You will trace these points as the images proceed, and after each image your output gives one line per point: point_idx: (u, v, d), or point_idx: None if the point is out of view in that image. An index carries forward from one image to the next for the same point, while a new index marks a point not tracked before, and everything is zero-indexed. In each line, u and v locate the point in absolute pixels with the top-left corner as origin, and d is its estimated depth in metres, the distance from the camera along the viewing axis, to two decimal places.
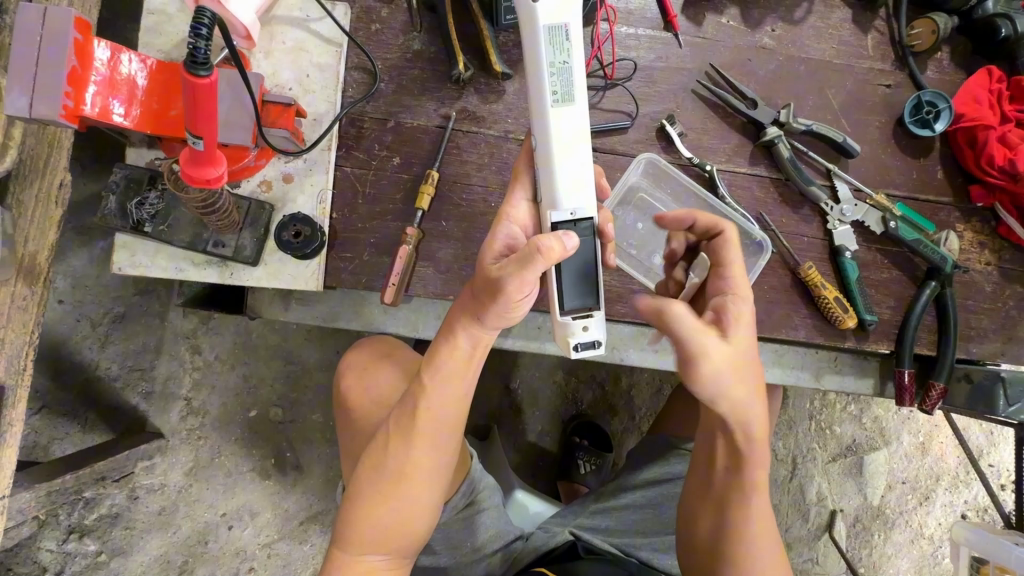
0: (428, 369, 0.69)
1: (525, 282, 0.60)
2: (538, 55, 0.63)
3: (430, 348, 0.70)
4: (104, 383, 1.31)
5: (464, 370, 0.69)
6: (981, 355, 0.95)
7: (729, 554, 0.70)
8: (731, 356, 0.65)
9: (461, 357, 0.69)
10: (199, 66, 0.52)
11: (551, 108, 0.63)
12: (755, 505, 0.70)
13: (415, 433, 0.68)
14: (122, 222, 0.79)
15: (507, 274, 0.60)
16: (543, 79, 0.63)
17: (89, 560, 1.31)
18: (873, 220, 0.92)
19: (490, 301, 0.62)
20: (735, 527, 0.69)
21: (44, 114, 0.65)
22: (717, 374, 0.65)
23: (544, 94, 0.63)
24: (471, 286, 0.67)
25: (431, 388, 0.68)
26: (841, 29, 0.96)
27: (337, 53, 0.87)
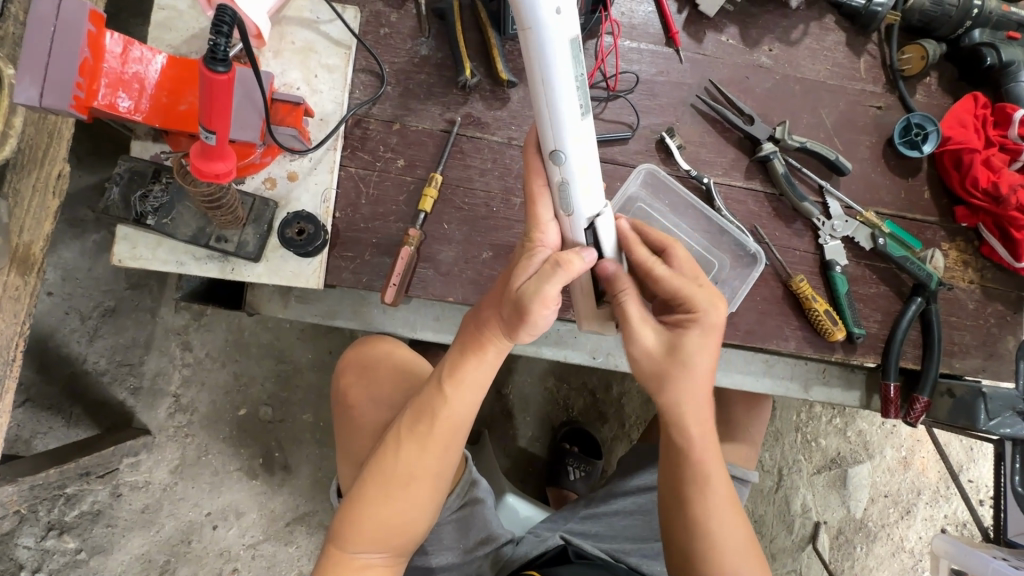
0: (452, 377, 0.69)
1: (549, 300, 0.63)
2: (553, 74, 0.54)
3: (457, 356, 0.70)
4: (91, 378, 1.29)
5: (486, 379, 0.71)
6: (964, 370, 0.98)
7: (698, 545, 0.70)
8: (659, 356, 0.70)
9: (485, 366, 0.70)
10: (218, 62, 0.53)
11: (576, 129, 0.58)
12: (720, 490, 0.70)
13: (428, 438, 0.69)
14: (124, 214, 0.79)
15: (534, 294, 0.63)
16: (567, 102, 0.56)
17: (68, 558, 1.29)
18: (862, 236, 0.95)
19: (523, 324, 0.65)
20: (699, 514, 0.70)
21: (55, 105, 0.65)
22: (641, 360, 0.71)
23: (565, 115, 0.57)
24: (494, 302, 0.69)
25: (453, 396, 0.69)
26: (835, 51, 0.99)
27: (346, 55, 0.88)
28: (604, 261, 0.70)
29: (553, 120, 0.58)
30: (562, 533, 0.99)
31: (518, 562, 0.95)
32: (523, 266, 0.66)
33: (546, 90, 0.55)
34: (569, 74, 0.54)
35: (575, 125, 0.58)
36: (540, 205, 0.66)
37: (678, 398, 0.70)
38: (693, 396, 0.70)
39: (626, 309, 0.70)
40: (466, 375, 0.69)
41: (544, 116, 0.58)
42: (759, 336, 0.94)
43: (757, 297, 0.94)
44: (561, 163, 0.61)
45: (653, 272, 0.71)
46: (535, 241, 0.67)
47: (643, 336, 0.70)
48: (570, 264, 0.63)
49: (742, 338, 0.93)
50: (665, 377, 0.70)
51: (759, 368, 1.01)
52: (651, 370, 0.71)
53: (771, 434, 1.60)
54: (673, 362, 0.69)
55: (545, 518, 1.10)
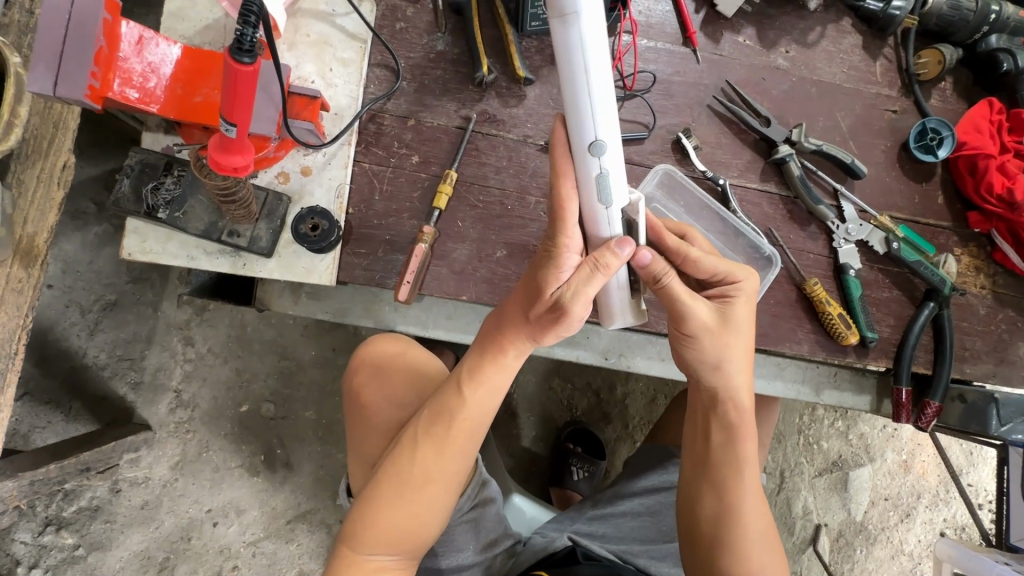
0: (471, 381, 0.69)
1: (589, 301, 0.64)
2: (591, 60, 0.54)
3: (475, 359, 0.70)
4: (91, 372, 1.28)
5: (503, 383, 0.71)
6: (974, 375, 0.98)
7: (730, 532, 0.72)
8: (716, 327, 0.71)
9: (506, 366, 0.70)
10: (244, 53, 0.52)
11: (612, 118, 0.57)
12: (753, 479, 0.75)
13: (446, 441, 0.68)
14: (135, 206, 0.78)
15: (578, 296, 0.63)
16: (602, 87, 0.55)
17: (65, 554, 1.27)
18: (876, 240, 0.95)
19: (561, 323, 0.65)
20: (735, 500, 0.73)
21: (68, 95, 0.64)
22: (699, 336, 0.71)
23: (604, 100, 0.56)
24: (517, 306, 0.69)
25: (472, 399, 0.69)
26: (851, 54, 0.99)
27: (361, 49, 0.87)
28: (641, 250, 0.66)
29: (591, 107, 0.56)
30: (570, 534, 0.99)
31: (527, 563, 0.95)
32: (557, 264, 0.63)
33: (582, 77, 0.55)
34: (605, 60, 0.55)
35: (612, 112, 0.57)
36: (571, 206, 0.62)
37: (731, 376, 0.73)
38: (744, 369, 0.74)
39: (673, 288, 0.68)
40: (486, 379, 0.70)
41: (579, 104, 0.56)
42: (772, 338, 0.93)
43: (771, 299, 0.94)
44: (599, 155, 0.58)
45: (688, 258, 0.73)
46: (562, 247, 0.63)
47: (699, 312, 0.70)
48: (610, 267, 0.62)
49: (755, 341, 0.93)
50: (724, 349, 0.72)
51: (771, 371, 1.01)
52: (710, 344, 0.71)
53: (774, 436, 1.60)
54: (727, 331, 0.72)
55: (551, 519, 1.09)
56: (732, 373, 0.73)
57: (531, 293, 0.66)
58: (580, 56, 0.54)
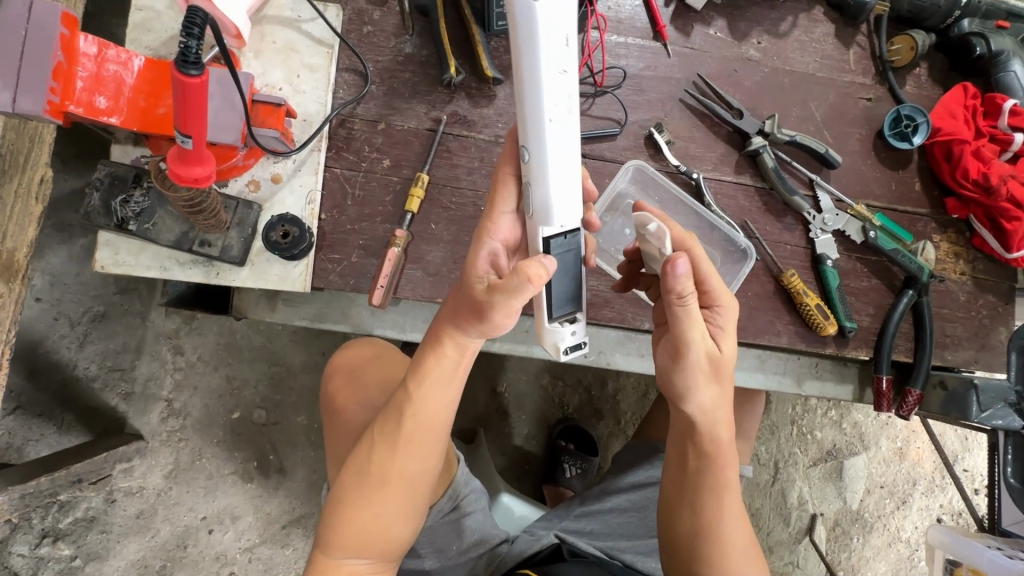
0: (415, 377, 0.69)
1: (511, 310, 0.63)
2: (539, 65, 0.59)
3: (417, 354, 0.70)
4: (82, 383, 1.28)
5: (452, 377, 0.70)
6: (957, 362, 0.98)
7: (707, 545, 0.72)
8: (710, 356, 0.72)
9: (450, 364, 0.69)
10: (190, 65, 0.52)
11: (550, 127, 0.62)
12: (734, 499, 0.74)
13: (399, 440, 0.68)
14: (105, 219, 0.78)
15: (494, 299, 0.62)
16: (539, 100, 0.60)
17: (63, 565, 1.28)
18: (853, 229, 0.94)
19: (482, 324, 0.65)
20: (714, 520, 0.72)
21: (29, 110, 0.64)
22: (695, 366, 0.71)
23: (546, 107, 0.61)
24: (453, 297, 0.68)
25: (419, 395, 0.68)
26: (824, 43, 0.98)
27: (328, 54, 0.87)
28: (677, 258, 0.65)
29: (534, 110, 0.61)
30: (557, 532, 0.98)
31: (513, 561, 0.95)
32: (474, 252, 0.66)
33: (530, 80, 0.60)
34: (555, 69, 0.59)
35: (553, 121, 0.61)
36: (504, 197, 0.69)
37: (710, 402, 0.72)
38: (720, 397, 0.73)
39: (689, 311, 0.68)
40: (429, 374, 0.69)
41: (524, 103, 0.61)
42: (751, 331, 0.93)
43: (748, 293, 0.93)
44: (531, 159, 0.64)
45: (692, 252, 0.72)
46: (484, 233, 0.68)
47: (700, 342, 0.70)
48: (533, 276, 0.61)
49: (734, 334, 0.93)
50: (703, 379, 0.72)
51: (752, 363, 1.01)
52: (699, 372, 0.71)
53: (766, 427, 1.60)
54: (716, 362, 0.72)
55: (541, 517, 1.09)
56: (712, 403, 0.72)
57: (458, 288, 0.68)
58: (530, 57, 0.58)
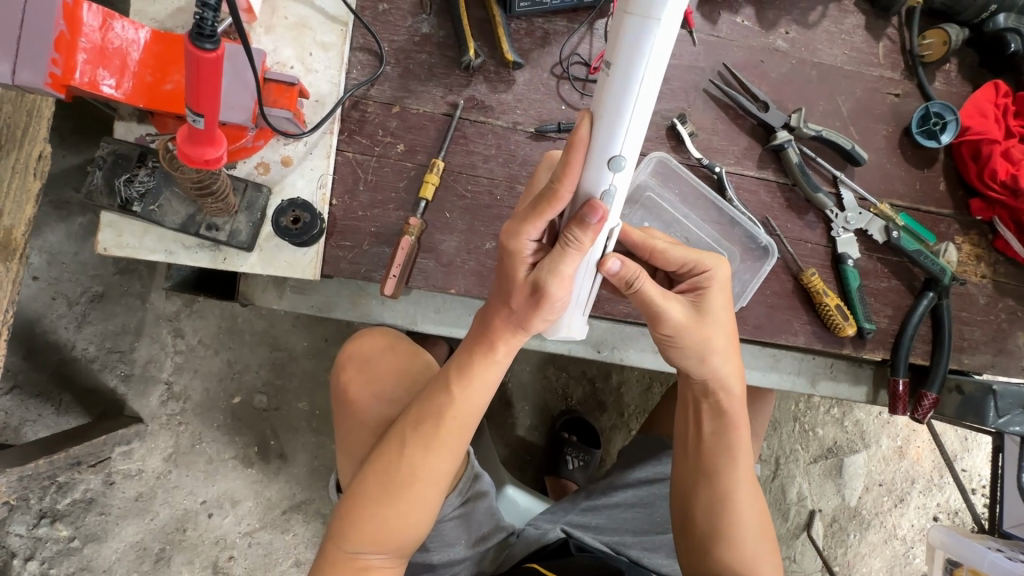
0: (461, 379, 0.68)
1: (566, 280, 0.60)
2: (650, 66, 0.50)
3: (466, 355, 0.69)
4: (80, 364, 1.26)
5: (495, 380, 0.70)
6: (973, 365, 0.96)
7: (723, 518, 0.74)
8: (697, 323, 0.70)
9: (495, 362, 0.68)
10: (205, 39, 0.48)
11: (639, 133, 0.54)
12: (745, 467, 0.77)
13: (434, 439, 0.67)
14: (109, 200, 0.75)
15: (555, 280, 0.60)
16: (640, 105, 0.53)
17: (61, 546, 1.28)
18: (875, 229, 0.92)
19: (541, 308, 0.63)
20: (729, 491, 0.75)
21: (29, 82, 0.61)
22: (688, 333, 0.70)
23: (639, 117, 0.53)
24: (501, 295, 0.66)
25: (461, 395, 0.68)
26: (854, 35, 0.95)
27: (342, 32, 0.83)
28: (609, 258, 0.64)
29: (625, 117, 0.53)
30: (565, 527, 0.99)
31: (518, 556, 0.94)
32: (517, 258, 0.62)
33: (634, 80, 0.51)
34: (659, 72, 0.51)
35: (641, 128, 0.54)
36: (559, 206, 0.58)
37: (716, 363, 0.73)
38: (732, 355, 0.74)
39: (645, 293, 0.67)
40: (475, 376, 0.68)
41: (614, 104, 0.53)
42: (768, 329, 0.92)
43: (767, 291, 0.92)
44: (614, 171, 0.56)
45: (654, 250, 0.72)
46: (523, 242, 0.61)
47: (674, 312, 0.69)
48: (585, 247, 0.59)
49: (751, 333, 0.91)
50: (705, 342, 0.71)
51: (766, 363, 0.99)
52: (690, 341, 0.70)
53: (769, 424, 1.60)
54: (706, 323, 0.71)
55: (545, 510, 1.08)
56: (720, 362, 0.73)
57: (511, 280, 0.63)
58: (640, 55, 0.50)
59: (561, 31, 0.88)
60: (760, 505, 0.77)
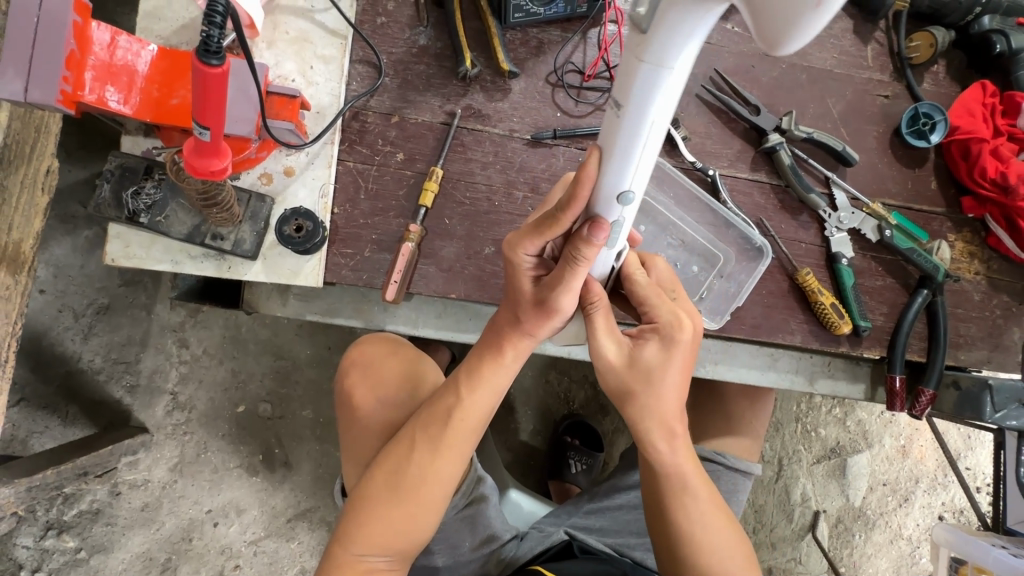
0: (470, 382, 0.69)
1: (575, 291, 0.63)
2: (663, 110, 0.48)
3: (474, 360, 0.70)
4: (86, 376, 1.28)
5: (504, 384, 0.71)
6: (970, 361, 0.97)
7: (684, 547, 0.74)
8: (628, 367, 0.72)
9: (504, 368, 0.70)
10: (211, 55, 0.50)
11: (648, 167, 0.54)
12: (702, 499, 0.75)
13: (442, 441, 0.68)
14: (117, 212, 0.77)
15: (560, 291, 0.63)
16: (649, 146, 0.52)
17: (68, 557, 1.29)
18: (868, 228, 0.94)
19: (546, 317, 0.66)
20: (681, 524, 0.74)
21: (40, 100, 0.63)
22: (610, 372, 0.72)
23: (648, 156, 0.52)
24: (510, 301, 0.69)
25: (468, 398, 0.69)
26: (842, 38, 0.97)
27: (342, 45, 0.85)
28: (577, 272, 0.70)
29: (634, 157, 0.52)
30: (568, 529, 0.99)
31: (521, 560, 0.93)
32: (517, 268, 0.65)
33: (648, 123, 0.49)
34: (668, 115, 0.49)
35: (649, 165, 0.54)
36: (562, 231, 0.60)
37: (647, 405, 0.72)
38: (668, 399, 0.72)
39: (593, 319, 0.71)
40: (485, 381, 0.69)
41: (622, 147, 0.52)
42: (764, 329, 0.93)
43: (762, 290, 0.93)
44: (624, 205, 0.57)
45: (633, 268, 0.74)
46: (521, 257, 0.64)
47: (608, 350, 0.72)
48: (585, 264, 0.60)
49: (749, 332, 0.92)
50: (632, 387, 0.72)
51: (764, 362, 1.01)
52: (618, 382, 0.72)
53: (771, 425, 1.61)
54: (639, 374, 0.71)
55: (549, 513, 1.09)
56: (653, 405, 0.72)
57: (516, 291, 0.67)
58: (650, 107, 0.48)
59: (555, 40, 0.90)
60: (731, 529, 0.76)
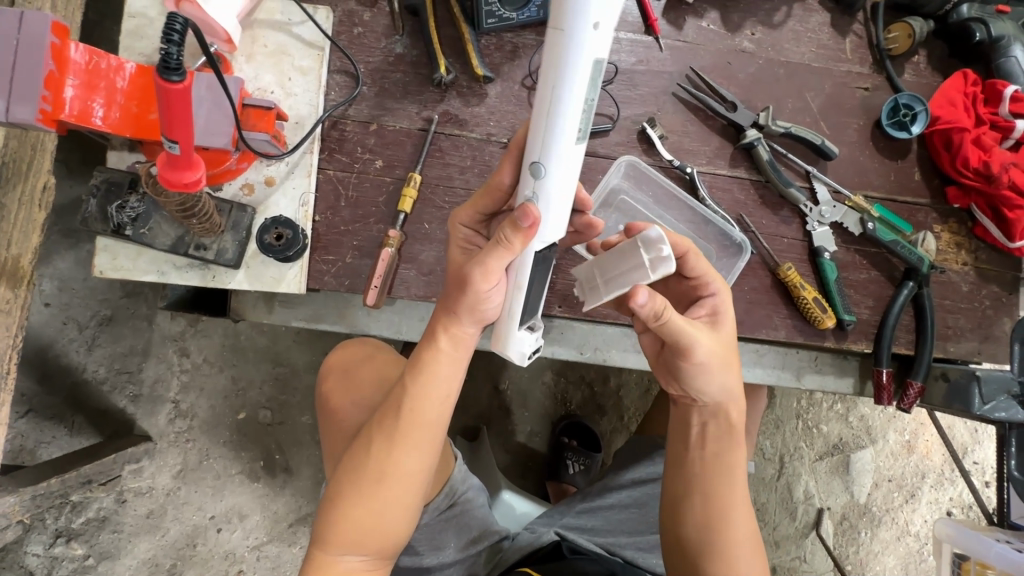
0: (413, 373, 0.69)
1: (491, 273, 0.63)
2: (569, 81, 0.56)
3: (415, 353, 0.70)
4: (91, 386, 1.31)
5: (451, 372, 0.70)
6: (960, 353, 0.96)
7: (717, 535, 0.72)
8: (721, 346, 0.72)
9: (443, 356, 0.69)
10: (172, 72, 0.51)
11: (562, 148, 0.60)
12: (739, 489, 0.75)
13: (397, 435, 0.69)
14: (103, 226, 0.79)
15: (475, 263, 0.63)
16: (559, 121, 0.58)
17: (77, 564, 1.31)
18: (851, 222, 0.93)
19: (466, 295, 0.64)
20: (724, 510, 0.73)
21: (22, 119, 0.65)
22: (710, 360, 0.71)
23: (561, 131, 0.58)
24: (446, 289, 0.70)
25: (414, 391, 0.69)
26: (820, 32, 0.97)
27: (319, 56, 0.87)
28: (637, 292, 0.64)
29: (550, 130, 0.59)
30: (558, 530, 0.99)
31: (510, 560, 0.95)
32: (453, 229, 0.75)
33: (554, 92, 0.56)
34: (580, 92, 0.56)
35: (562, 145, 0.60)
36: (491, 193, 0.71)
37: (721, 386, 0.73)
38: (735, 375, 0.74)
39: (675, 322, 0.67)
40: (427, 371, 0.69)
41: (539, 118, 0.59)
42: (748, 325, 0.93)
43: (745, 286, 0.93)
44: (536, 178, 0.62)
45: (688, 252, 0.75)
46: (456, 219, 0.75)
47: (702, 338, 0.70)
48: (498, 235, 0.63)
49: None
50: (723, 363, 0.72)
51: (750, 359, 1.00)
52: (716, 366, 0.71)
53: (771, 422, 1.59)
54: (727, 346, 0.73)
55: (542, 513, 1.09)
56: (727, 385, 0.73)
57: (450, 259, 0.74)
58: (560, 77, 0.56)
59: (530, 44, 0.91)
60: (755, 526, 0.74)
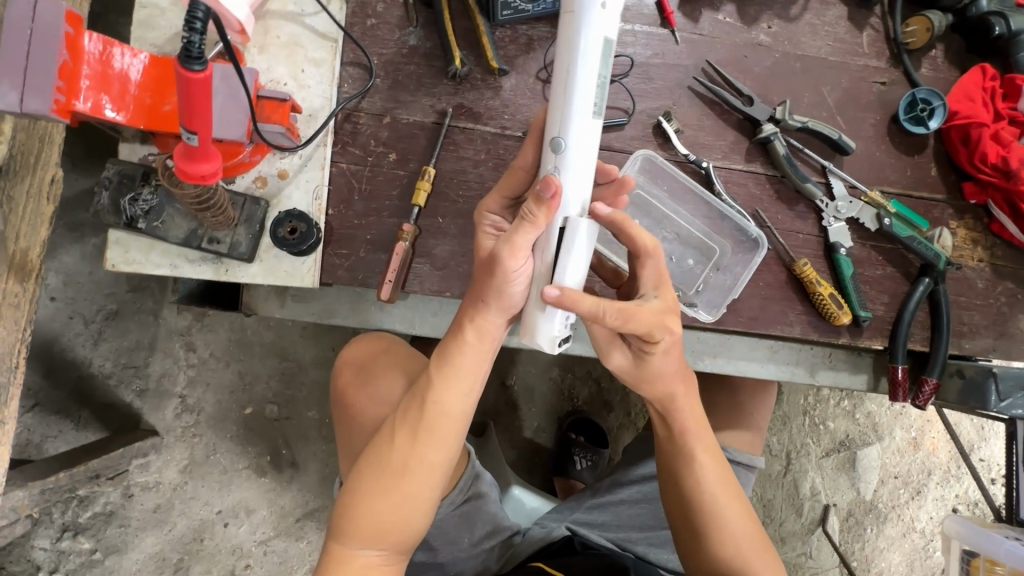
0: (438, 367, 0.70)
1: (518, 249, 0.63)
2: (582, 55, 0.61)
3: (441, 345, 0.71)
4: (97, 380, 1.30)
5: (474, 369, 0.71)
6: (975, 350, 0.96)
7: (698, 516, 0.76)
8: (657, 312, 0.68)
9: (468, 349, 0.70)
10: (193, 61, 0.51)
11: (581, 120, 0.63)
12: (712, 469, 0.77)
13: (420, 428, 0.69)
14: (116, 218, 0.78)
15: (503, 239, 0.63)
16: (575, 94, 0.62)
17: (84, 559, 1.31)
18: (867, 217, 0.92)
19: (495, 276, 0.65)
20: (697, 492, 0.77)
21: (36, 110, 0.64)
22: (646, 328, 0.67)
23: (578, 103, 0.62)
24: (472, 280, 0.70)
25: (440, 386, 0.69)
26: (837, 26, 0.96)
27: (332, 48, 0.86)
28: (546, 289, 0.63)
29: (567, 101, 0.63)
30: (571, 526, 0.99)
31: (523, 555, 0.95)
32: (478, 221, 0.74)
33: (570, 67, 0.61)
34: (593, 66, 0.61)
35: (580, 117, 0.63)
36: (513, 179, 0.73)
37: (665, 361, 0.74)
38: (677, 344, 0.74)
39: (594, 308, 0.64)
40: (452, 365, 0.69)
41: (556, 95, 0.64)
42: (762, 321, 0.92)
43: (760, 282, 0.92)
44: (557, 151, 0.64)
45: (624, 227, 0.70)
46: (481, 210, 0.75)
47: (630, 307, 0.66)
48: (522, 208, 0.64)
49: (745, 325, 0.92)
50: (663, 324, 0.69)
51: (763, 354, 1.00)
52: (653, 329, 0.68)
53: (778, 418, 1.59)
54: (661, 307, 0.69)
55: (551, 509, 1.09)
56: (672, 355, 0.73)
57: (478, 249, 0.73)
58: (572, 53, 0.61)
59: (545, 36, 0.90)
60: (744, 501, 0.77)
